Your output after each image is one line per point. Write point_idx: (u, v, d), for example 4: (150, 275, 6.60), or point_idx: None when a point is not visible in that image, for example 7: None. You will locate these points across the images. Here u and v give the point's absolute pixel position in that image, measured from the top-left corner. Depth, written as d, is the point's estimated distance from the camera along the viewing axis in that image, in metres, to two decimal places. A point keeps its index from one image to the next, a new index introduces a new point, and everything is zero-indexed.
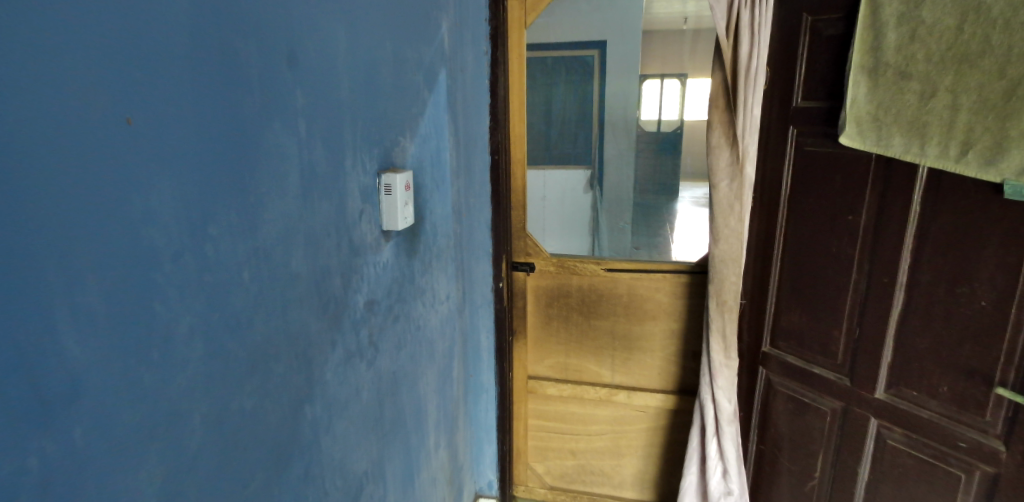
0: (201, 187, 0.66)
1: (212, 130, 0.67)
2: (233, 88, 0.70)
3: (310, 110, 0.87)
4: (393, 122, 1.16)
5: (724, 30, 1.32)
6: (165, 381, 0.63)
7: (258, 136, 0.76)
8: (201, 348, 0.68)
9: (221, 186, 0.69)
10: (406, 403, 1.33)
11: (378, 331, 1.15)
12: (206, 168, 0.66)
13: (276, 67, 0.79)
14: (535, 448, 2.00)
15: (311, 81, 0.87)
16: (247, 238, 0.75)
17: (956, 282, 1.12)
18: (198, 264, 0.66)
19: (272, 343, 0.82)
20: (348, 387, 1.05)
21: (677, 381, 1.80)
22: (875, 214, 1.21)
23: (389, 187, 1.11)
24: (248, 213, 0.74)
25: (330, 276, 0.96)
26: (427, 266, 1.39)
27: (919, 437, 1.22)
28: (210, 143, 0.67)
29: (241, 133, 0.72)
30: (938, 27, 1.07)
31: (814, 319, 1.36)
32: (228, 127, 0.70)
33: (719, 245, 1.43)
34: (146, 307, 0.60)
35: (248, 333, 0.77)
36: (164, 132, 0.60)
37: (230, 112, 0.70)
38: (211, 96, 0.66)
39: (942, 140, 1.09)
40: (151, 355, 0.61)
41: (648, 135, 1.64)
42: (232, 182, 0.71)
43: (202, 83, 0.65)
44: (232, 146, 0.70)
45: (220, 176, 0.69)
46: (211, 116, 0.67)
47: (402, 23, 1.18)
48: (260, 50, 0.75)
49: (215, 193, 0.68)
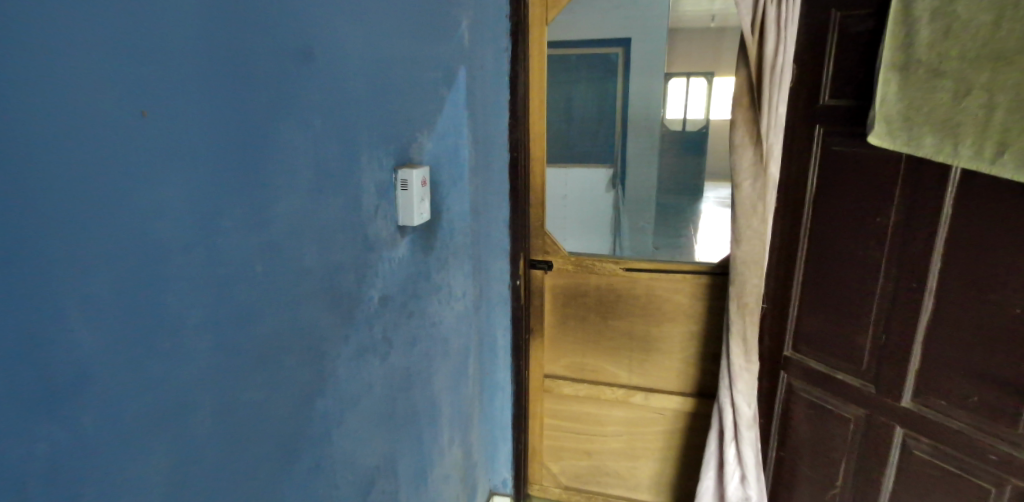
0: (216, 180, 0.67)
1: (229, 124, 0.68)
2: (247, 83, 0.71)
3: (324, 106, 0.88)
4: (410, 120, 1.16)
5: (750, 27, 1.29)
6: (174, 372, 0.64)
7: (271, 133, 0.76)
8: (213, 337, 0.69)
9: (235, 178, 0.70)
10: (419, 399, 1.33)
11: (392, 327, 1.16)
12: (221, 163, 0.68)
13: (291, 64, 0.79)
14: (550, 447, 1.99)
15: (325, 77, 0.87)
16: (262, 231, 0.76)
17: (988, 291, 1.07)
18: (208, 258, 0.67)
19: (285, 333, 0.83)
20: (360, 381, 1.06)
21: (696, 384, 1.77)
22: (903, 216, 1.17)
23: (405, 182, 1.12)
24: (262, 206, 0.76)
25: (343, 272, 0.97)
26: (443, 263, 1.39)
27: (946, 449, 1.17)
28: (224, 137, 0.68)
29: (255, 127, 0.73)
30: (974, 22, 1.01)
31: (838, 323, 1.32)
32: (244, 122, 0.71)
33: (741, 247, 1.41)
34: (156, 297, 0.61)
35: (260, 323, 0.78)
36: (173, 127, 0.61)
37: (245, 107, 0.71)
38: (225, 91, 0.67)
39: (976, 141, 1.03)
40: (161, 343, 0.62)
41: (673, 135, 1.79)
42: (245, 175, 0.72)
43: (217, 79, 0.66)
44: (247, 138, 0.72)
45: (233, 168, 0.70)
46: (227, 111, 0.68)
47: (419, 20, 1.17)
48: (273, 45, 0.75)
49: (229, 187, 0.69)
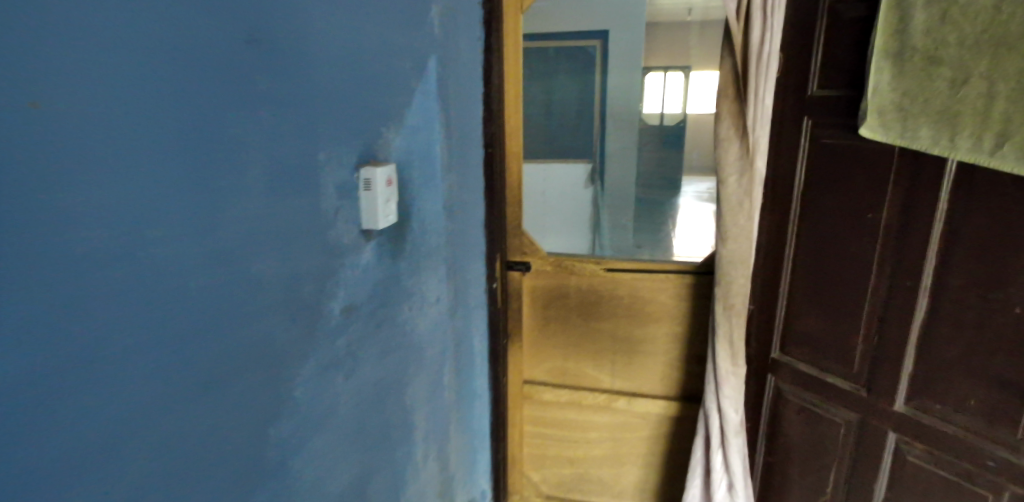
0: (143, 180, 0.58)
1: (157, 118, 0.59)
2: (181, 70, 0.62)
3: (279, 98, 0.78)
4: (378, 113, 1.06)
5: (735, 14, 1.22)
6: (100, 399, 0.56)
7: (216, 128, 0.67)
8: (143, 360, 0.60)
9: (168, 177, 0.61)
10: (391, 414, 1.24)
11: (358, 340, 1.06)
12: (146, 161, 0.58)
13: (237, 50, 0.69)
14: (531, 455, 1.92)
15: (279, 65, 0.77)
16: (206, 237, 0.67)
17: (989, 289, 1.02)
18: (141, 269, 0.59)
19: (235, 353, 0.74)
20: (324, 401, 0.97)
21: (681, 387, 1.71)
22: (898, 213, 1.12)
23: (369, 182, 1.00)
24: (207, 210, 0.66)
25: (302, 283, 0.87)
26: (415, 268, 1.30)
27: (942, 454, 1.13)
28: (152, 132, 0.59)
29: (195, 120, 0.64)
30: (973, 6, 0.95)
31: (829, 324, 1.27)
32: (177, 113, 0.61)
33: (727, 245, 1.34)
34: (74, 315, 0.53)
35: (205, 342, 0.68)
36: (89, 119, 0.52)
37: (176, 97, 0.61)
38: (151, 79, 0.58)
39: (975, 132, 0.97)
40: (81, 367, 0.54)
41: (652, 129, 1.60)
42: (182, 175, 0.63)
43: (139, 66, 0.57)
44: (183, 133, 0.62)
45: (164, 167, 0.60)
46: (157, 103, 0.59)
47: (387, 5, 1.07)
48: (212, 27, 0.66)
49: (160, 187, 0.60)
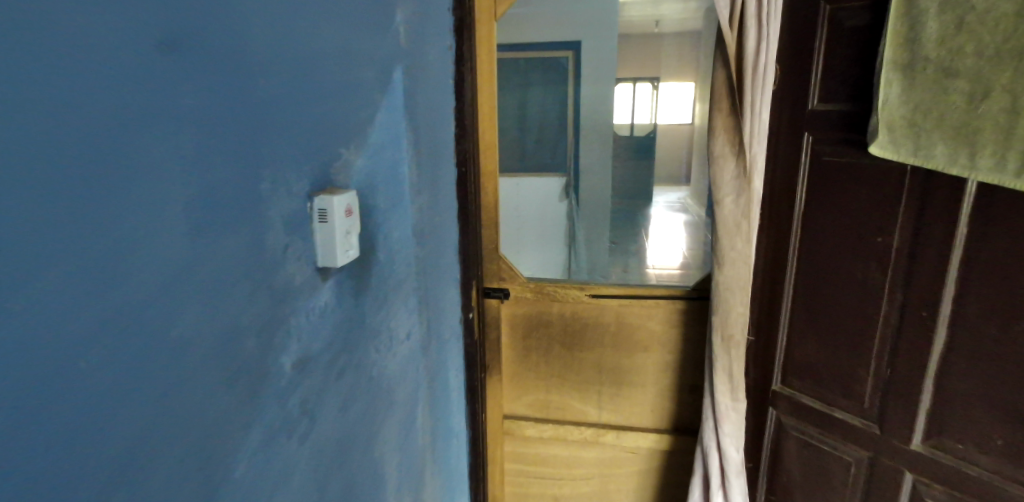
0: (23, 227, 0.43)
1: (53, 144, 0.45)
2: (82, 79, 0.47)
3: (218, 118, 0.63)
4: (336, 132, 0.92)
5: (728, 22, 1.12)
6: None
7: (137, 156, 0.52)
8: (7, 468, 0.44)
9: (48, 219, 0.45)
10: (358, 473, 1.08)
11: (316, 395, 0.91)
12: (34, 201, 0.44)
13: (165, 58, 0.55)
14: (512, 494, 1.78)
15: (222, 75, 0.63)
16: (113, 295, 0.51)
17: (1010, 319, 0.94)
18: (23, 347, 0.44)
19: (153, 435, 0.58)
20: (272, 475, 0.81)
21: (673, 419, 1.60)
22: (910, 236, 1.03)
23: (324, 212, 0.86)
24: (111, 259, 0.50)
25: (244, 338, 0.71)
26: (382, 304, 1.15)
27: (964, 497, 1.04)
28: (41, 163, 0.44)
29: (97, 144, 0.48)
30: (993, 14, 0.87)
31: (834, 355, 1.17)
32: (83, 137, 0.47)
33: (723, 271, 1.24)
34: None
35: (107, 429, 0.52)
36: None
37: (73, 112, 0.46)
38: (44, 93, 0.44)
39: (998, 150, 0.89)
40: None
41: (624, 140, 1.51)
42: (79, 215, 0.47)
43: (25, 75, 0.42)
44: (80, 161, 0.47)
45: (61, 206, 0.46)
46: (51, 125, 0.44)
47: (349, 7, 0.94)
48: (131, 28, 0.51)
49: (49, 232, 0.45)
